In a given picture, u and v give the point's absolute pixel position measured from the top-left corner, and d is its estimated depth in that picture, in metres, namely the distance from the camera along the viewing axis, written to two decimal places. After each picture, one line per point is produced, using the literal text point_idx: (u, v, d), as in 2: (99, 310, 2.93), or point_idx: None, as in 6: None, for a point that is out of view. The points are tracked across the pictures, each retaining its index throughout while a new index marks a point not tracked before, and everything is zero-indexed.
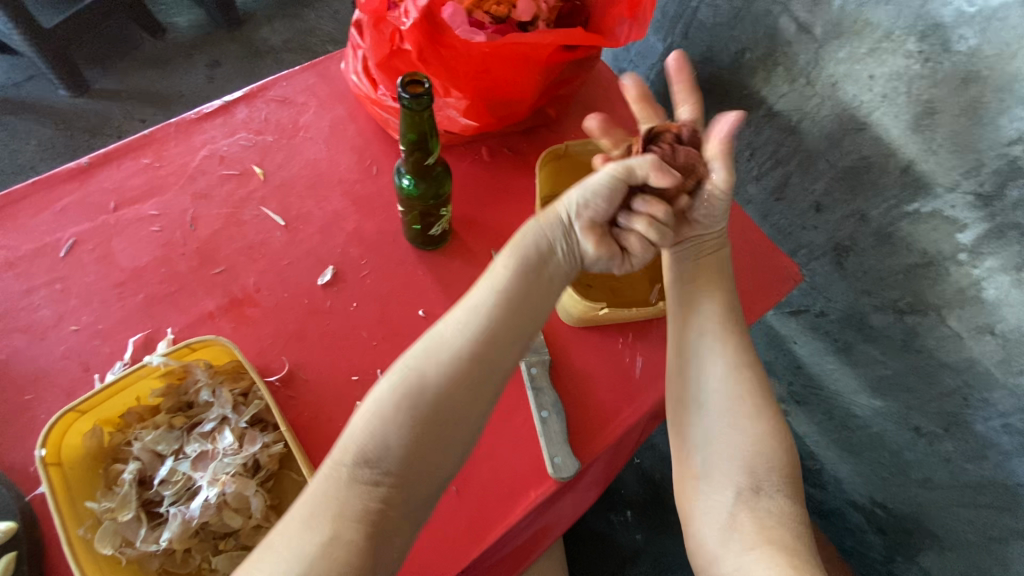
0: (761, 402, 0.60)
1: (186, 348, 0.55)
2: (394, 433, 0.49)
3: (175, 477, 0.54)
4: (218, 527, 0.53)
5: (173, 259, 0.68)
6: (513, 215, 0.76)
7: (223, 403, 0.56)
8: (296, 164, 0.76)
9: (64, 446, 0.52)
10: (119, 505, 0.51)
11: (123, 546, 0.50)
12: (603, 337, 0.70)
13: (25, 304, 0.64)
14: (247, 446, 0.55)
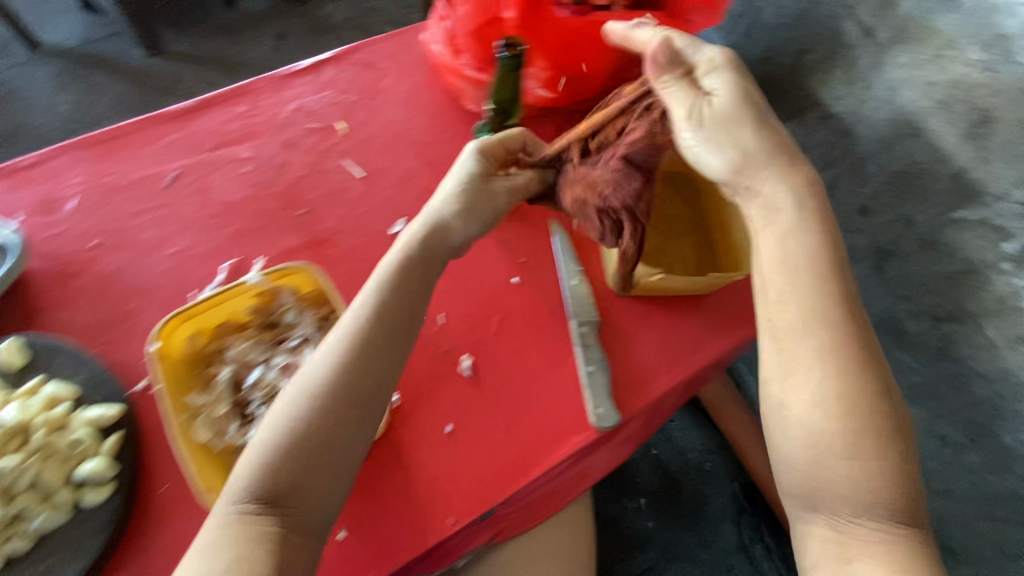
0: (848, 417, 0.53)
1: (279, 272, 0.63)
2: (279, 465, 0.52)
3: (262, 384, 0.59)
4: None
5: (263, 198, 0.75)
6: None
7: (310, 323, 0.62)
8: (376, 122, 0.82)
9: (171, 344, 0.59)
10: (215, 400, 0.58)
11: (216, 436, 0.56)
12: (649, 308, 0.74)
13: (132, 224, 0.72)
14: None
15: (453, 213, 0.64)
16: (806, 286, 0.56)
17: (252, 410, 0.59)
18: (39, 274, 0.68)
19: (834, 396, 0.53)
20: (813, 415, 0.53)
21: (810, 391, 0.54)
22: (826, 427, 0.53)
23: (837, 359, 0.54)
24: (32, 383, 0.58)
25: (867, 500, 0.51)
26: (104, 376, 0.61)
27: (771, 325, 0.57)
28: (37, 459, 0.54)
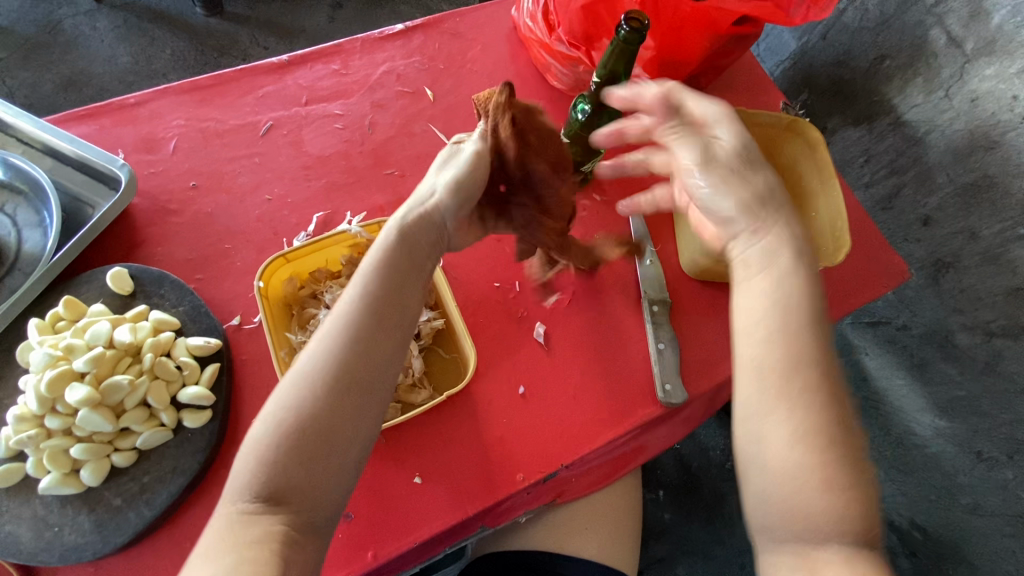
0: (829, 434, 0.44)
1: (377, 227, 0.65)
2: (285, 453, 0.45)
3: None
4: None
5: (352, 155, 0.77)
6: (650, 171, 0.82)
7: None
8: (462, 92, 0.84)
9: (269, 284, 0.63)
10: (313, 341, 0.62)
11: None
12: (717, 293, 0.75)
13: (228, 169, 0.74)
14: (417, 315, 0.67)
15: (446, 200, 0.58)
16: (793, 308, 0.48)
17: None
18: (140, 208, 0.70)
19: (811, 428, 0.44)
20: (790, 449, 0.44)
21: (792, 425, 0.45)
22: (812, 462, 0.43)
23: (816, 390, 0.45)
24: (138, 308, 0.61)
25: (833, 527, 0.42)
26: (204, 309, 0.63)
27: (754, 362, 0.47)
28: (145, 380, 0.56)
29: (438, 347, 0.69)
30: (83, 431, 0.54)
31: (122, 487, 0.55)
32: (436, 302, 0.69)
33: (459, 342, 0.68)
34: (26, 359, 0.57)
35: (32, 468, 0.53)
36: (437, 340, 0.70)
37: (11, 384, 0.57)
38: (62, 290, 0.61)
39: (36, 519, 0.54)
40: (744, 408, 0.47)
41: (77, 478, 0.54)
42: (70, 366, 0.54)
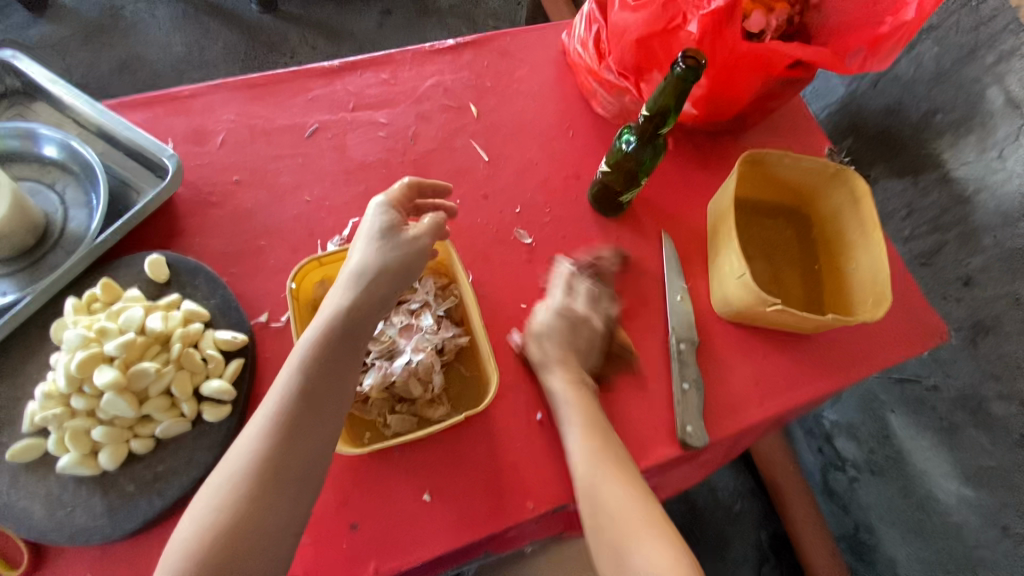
0: (638, 506, 0.59)
1: None
2: (211, 552, 0.49)
3: (382, 339, 0.65)
4: (402, 390, 0.62)
5: (392, 164, 0.78)
6: (688, 206, 0.81)
7: (430, 290, 0.68)
8: (506, 110, 0.85)
9: (301, 287, 0.64)
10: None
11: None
12: (745, 336, 0.74)
13: (272, 167, 0.75)
14: (441, 331, 0.65)
15: (374, 261, 0.60)
16: (590, 408, 0.64)
17: (370, 360, 0.64)
18: (183, 198, 0.72)
19: (632, 515, 0.59)
20: (609, 507, 0.59)
21: (619, 486, 0.59)
22: (630, 517, 0.59)
23: (620, 462, 0.61)
24: (171, 297, 0.61)
25: None
26: (235, 304, 0.64)
27: (583, 475, 0.60)
28: (171, 369, 0.57)
29: (459, 365, 0.67)
30: (105, 414, 0.55)
31: (137, 474, 0.56)
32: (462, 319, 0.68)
33: (480, 361, 0.65)
34: (59, 337, 0.58)
35: (52, 445, 0.54)
36: (459, 358, 0.67)
37: (46, 360, 0.59)
38: (101, 272, 0.63)
39: (50, 497, 0.54)
40: (594, 533, 0.59)
41: (94, 461, 0.55)
42: (101, 349, 0.55)
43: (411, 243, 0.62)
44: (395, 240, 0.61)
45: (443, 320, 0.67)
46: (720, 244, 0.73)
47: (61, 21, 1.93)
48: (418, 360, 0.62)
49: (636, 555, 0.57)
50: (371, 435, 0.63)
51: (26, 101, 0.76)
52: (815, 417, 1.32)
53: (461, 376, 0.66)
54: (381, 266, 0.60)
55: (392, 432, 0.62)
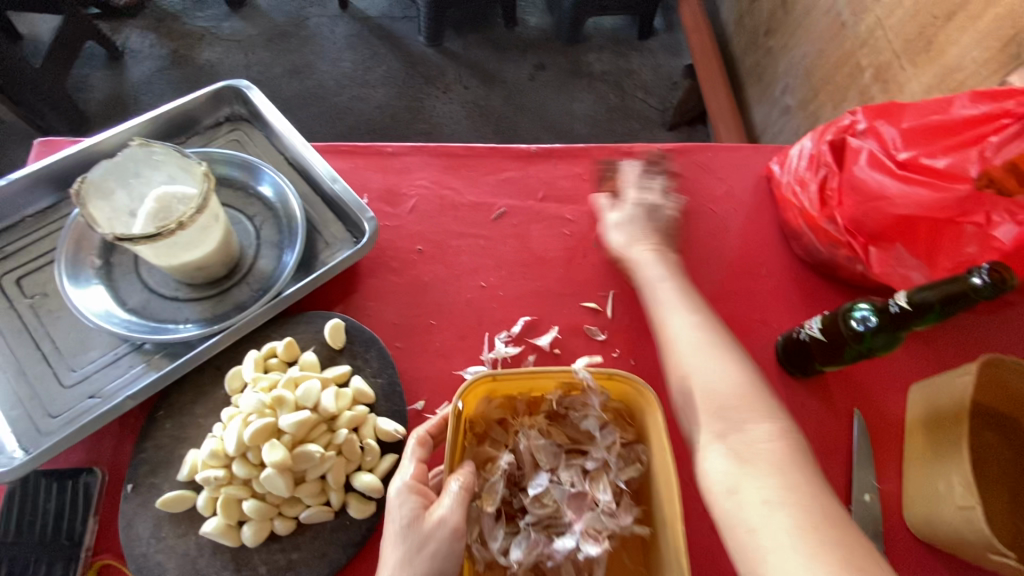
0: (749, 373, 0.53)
1: (606, 375, 0.60)
2: None
3: (544, 503, 0.57)
4: (552, 572, 0.56)
5: (572, 265, 0.74)
6: (886, 385, 0.71)
7: (611, 449, 0.59)
8: (696, 230, 0.79)
9: (467, 399, 0.60)
10: (487, 496, 0.56)
11: (478, 542, 0.55)
12: (939, 564, 0.63)
13: (453, 243, 0.74)
14: (620, 514, 0.56)
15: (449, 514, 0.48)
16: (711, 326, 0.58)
17: (522, 525, 0.57)
18: (366, 258, 0.71)
19: (784, 429, 0.48)
20: (724, 389, 0.51)
21: (693, 329, 0.58)
22: (791, 432, 0.48)
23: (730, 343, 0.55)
24: (343, 369, 0.59)
25: (773, 460, 0.45)
26: (399, 390, 0.61)
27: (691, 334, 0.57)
28: (332, 455, 0.54)
29: (623, 551, 0.59)
30: (260, 488, 0.52)
31: (271, 556, 0.53)
32: (640, 494, 0.59)
33: (659, 564, 0.55)
34: (235, 387, 0.58)
35: (202, 505, 0.52)
36: (626, 542, 0.58)
37: (214, 405, 0.58)
38: (284, 325, 0.62)
39: (185, 557, 0.52)
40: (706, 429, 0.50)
41: (236, 532, 0.52)
42: (275, 420, 0.53)
43: (450, 539, 0.48)
44: (425, 535, 0.48)
45: (622, 494, 0.58)
46: (934, 452, 0.62)
47: (252, 19, 2.03)
48: (588, 551, 0.54)
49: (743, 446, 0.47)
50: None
51: (246, 126, 0.78)
52: None
53: (621, 564, 0.58)
54: (439, 554, 0.47)
55: None
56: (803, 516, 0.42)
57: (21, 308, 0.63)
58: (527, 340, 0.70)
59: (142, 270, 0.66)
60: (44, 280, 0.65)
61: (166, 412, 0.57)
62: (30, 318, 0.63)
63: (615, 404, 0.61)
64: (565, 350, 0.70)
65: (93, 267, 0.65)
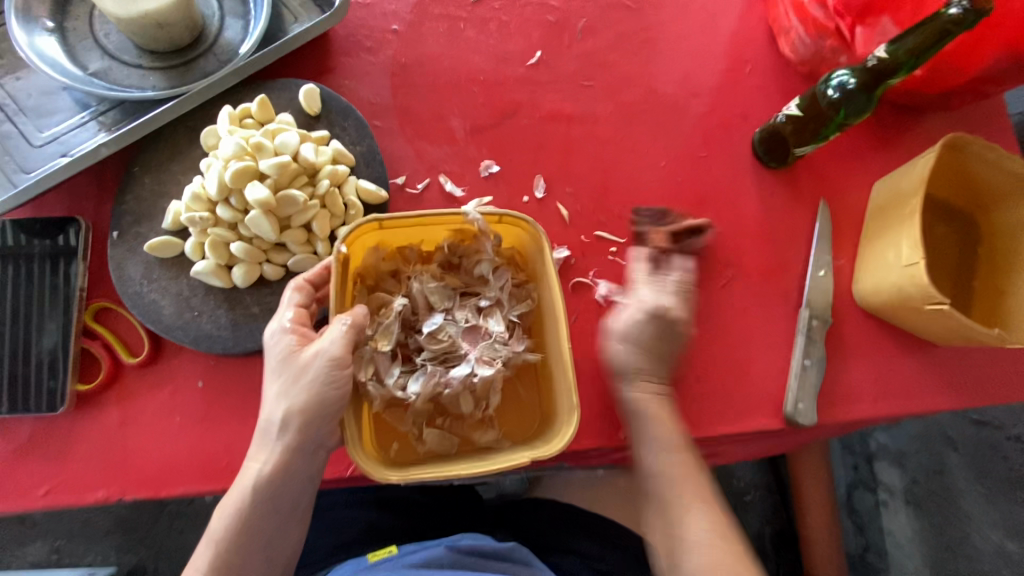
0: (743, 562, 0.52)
1: (498, 217, 0.57)
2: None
3: (439, 338, 0.56)
4: (451, 405, 0.57)
5: (554, 54, 0.72)
6: (853, 177, 0.73)
7: (504, 287, 0.59)
8: (683, 24, 0.76)
9: (351, 249, 0.57)
10: (381, 336, 0.55)
11: (374, 378, 0.53)
12: (876, 330, 0.70)
13: (431, 25, 0.70)
14: (513, 342, 0.57)
15: (328, 350, 0.48)
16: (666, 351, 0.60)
17: (418, 362, 0.56)
18: (339, 36, 0.68)
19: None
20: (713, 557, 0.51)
21: (700, 521, 0.53)
22: None
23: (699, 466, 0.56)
24: (322, 132, 0.59)
25: None
26: (379, 157, 0.60)
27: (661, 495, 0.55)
28: (316, 205, 0.55)
29: (518, 384, 0.61)
30: (247, 231, 0.54)
31: (263, 299, 0.55)
32: (533, 329, 0.60)
33: (552, 386, 0.58)
34: (211, 144, 0.56)
35: (190, 249, 0.54)
36: (521, 376, 0.61)
37: (192, 163, 0.58)
38: (255, 87, 0.61)
39: (180, 297, 0.54)
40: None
41: (226, 275, 0.54)
42: (255, 165, 0.53)
43: (327, 367, 0.47)
44: (303, 367, 0.48)
45: (515, 327, 0.59)
46: (886, 227, 0.66)
47: None
48: (483, 374, 0.55)
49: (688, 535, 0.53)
50: (399, 448, 0.58)
51: None
52: (861, 436, 1.13)
53: (518, 397, 0.60)
54: (318, 381, 0.47)
55: (427, 449, 0.56)
56: None
57: None
58: (507, 125, 0.69)
59: (101, 37, 0.63)
60: None
61: (143, 168, 0.57)
62: None
63: (507, 249, 0.61)
64: (545, 135, 0.69)
65: (45, 28, 0.60)
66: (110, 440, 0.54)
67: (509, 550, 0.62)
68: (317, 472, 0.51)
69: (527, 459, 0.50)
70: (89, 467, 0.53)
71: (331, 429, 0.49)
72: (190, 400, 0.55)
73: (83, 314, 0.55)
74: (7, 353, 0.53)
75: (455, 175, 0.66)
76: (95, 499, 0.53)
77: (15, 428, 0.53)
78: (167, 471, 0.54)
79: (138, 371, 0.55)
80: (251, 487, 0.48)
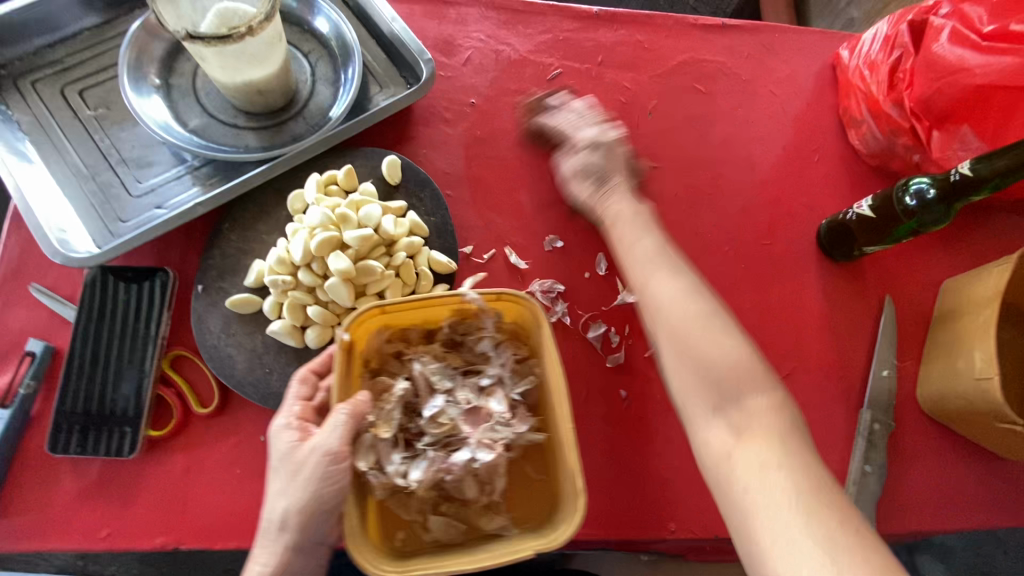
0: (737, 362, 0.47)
1: (495, 296, 0.56)
2: None
3: (439, 422, 0.55)
4: (454, 488, 0.56)
5: (624, 133, 0.74)
6: (921, 276, 0.72)
7: (503, 364, 0.59)
8: (753, 110, 0.77)
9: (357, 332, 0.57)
10: (382, 423, 0.54)
11: (374, 467, 0.52)
12: (940, 437, 0.67)
13: (508, 99, 0.73)
14: (516, 422, 0.56)
15: (324, 443, 0.47)
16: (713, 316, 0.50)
17: (421, 446, 0.55)
18: (420, 107, 0.71)
19: (753, 415, 0.45)
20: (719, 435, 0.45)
21: (690, 311, 0.50)
22: (767, 415, 0.44)
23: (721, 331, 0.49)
24: (401, 203, 0.61)
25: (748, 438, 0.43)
26: (451, 229, 0.62)
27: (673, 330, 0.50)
28: (391, 275, 0.57)
29: (525, 462, 0.59)
30: (324, 296, 0.56)
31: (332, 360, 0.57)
32: (535, 408, 0.59)
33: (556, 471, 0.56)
34: (297, 208, 0.59)
35: (269, 308, 0.56)
36: (527, 456, 0.59)
37: (278, 224, 0.61)
38: (342, 154, 0.64)
39: (253, 352, 0.56)
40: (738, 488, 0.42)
41: (299, 335, 0.56)
42: (339, 235, 0.55)
43: (323, 462, 0.47)
44: (299, 464, 0.47)
45: (517, 407, 0.57)
46: (958, 332, 0.64)
47: None
48: (483, 458, 0.54)
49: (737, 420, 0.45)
50: (405, 536, 0.56)
51: None
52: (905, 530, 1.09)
53: (526, 477, 0.59)
54: (315, 478, 0.47)
55: (433, 537, 0.55)
56: (797, 478, 0.40)
57: (85, 119, 0.64)
58: (573, 200, 0.70)
59: (201, 95, 0.67)
60: (105, 92, 0.65)
61: (231, 225, 0.60)
62: (93, 128, 0.64)
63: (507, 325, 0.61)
64: None
65: (152, 85, 0.65)
66: (173, 487, 0.55)
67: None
68: (318, 567, 0.50)
69: (531, 552, 0.47)
70: (150, 512, 0.54)
71: (330, 525, 0.49)
72: (251, 454, 0.56)
73: (161, 361, 0.57)
74: (87, 395, 0.55)
75: (521, 247, 0.68)
76: (152, 545, 0.54)
77: (84, 468, 0.55)
78: (223, 524, 0.55)
79: (206, 420, 0.57)
80: None
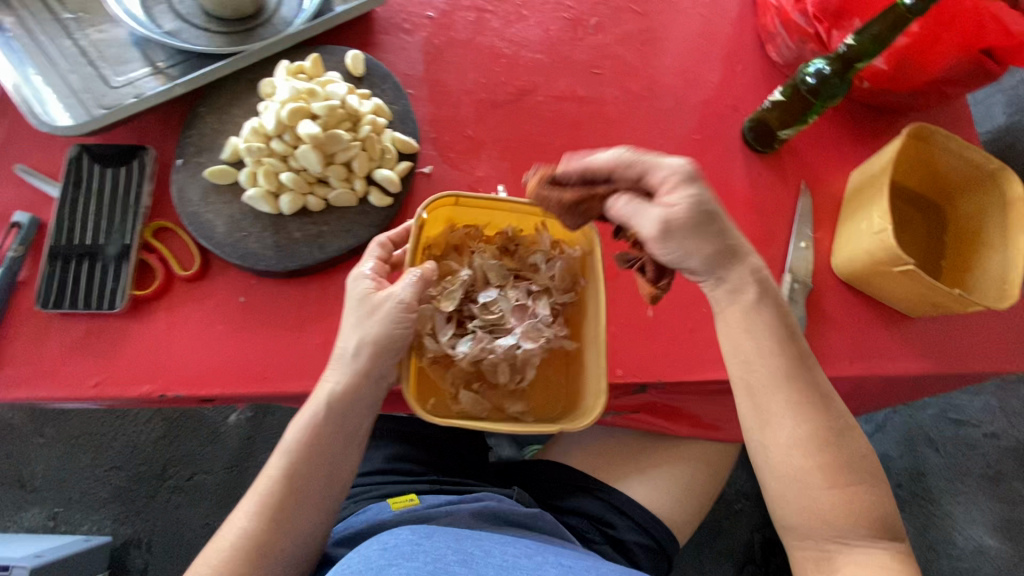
0: (826, 438, 0.55)
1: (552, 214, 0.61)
2: (279, 498, 0.55)
3: (492, 309, 0.59)
4: (488, 371, 0.59)
5: (568, 44, 0.82)
6: (832, 164, 0.81)
7: (553, 276, 0.61)
8: (682, 27, 0.86)
9: (430, 219, 0.62)
10: (444, 298, 0.58)
11: (430, 334, 0.58)
12: (852, 298, 0.76)
13: (460, 12, 0.80)
14: (556, 326, 0.60)
15: (398, 301, 0.53)
16: (800, 382, 0.55)
17: (469, 326, 0.59)
18: (381, 18, 0.77)
19: (853, 500, 0.54)
20: (798, 466, 0.55)
21: (770, 370, 0.55)
22: (830, 463, 0.54)
23: (806, 391, 0.55)
24: (365, 90, 0.67)
25: (839, 516, 0.54)
26: (412, 116, 0.69)
27: (752, 386, 0.56)
28: (357, 145, 0.63)
29: (548, 364, 0.63)
30: (296, 163, 0.61)
31: (305, 226, 0.63)
32: (571, 320, 0.63)
33: (579, 370, 0.60)
34: (268, 93, 0.65)
35: (245, 176, 0.61)
36: (549, 357, 0.63)
37: (251, 109, 0.66)
38: (310, 51, 0.70)
39: (231, 219, 0.62)
40: (812, 542, 0.56)
41: (272, 201, 0.62)
42: (307, 107, 0.61)
43: (396, 308, 0.53)
44: (377, 305, 0.54)
45: (558, 314, 0.62)
46: (860, 203, 0.74)
47: None
48: (526, 348, 0.58)
49: (836, 565, 0.54)
50: (435, 404, 0.60)
51: None
52: None
53: (545, 375, 0.63)
54: (388, 320, 0.53)
55: (460, 408, 0.59)
56: (852, 518, 0.54)
57: (64, 21, 0.68)
58: (523, 100, 0.77)
59: (174, 2, 0.71)
60: None
61: (208, 109, 0.65)
62: (72, 29, 0.68)
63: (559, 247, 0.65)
64: (558, 111, 0.78)
65: None
66: (157, 342, 0.59)
67: (533, 519, 0.69)
68: (378, 398, 0.57)
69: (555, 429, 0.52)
70: (136, 364, 0.59)
71: (392, 366, 0.55)
72: (230, 311, 0.61)
73: (144, 230, 0.62)
74: (74, 257, 0.59)
75: (477, 139, 0.74)
76: (140, 393, 0.58)
77: (73, 325, 0.59)
78: (207, 372, 0.59)
79: (187, 283, 0.62)
80: (325, 401, 0.55)
